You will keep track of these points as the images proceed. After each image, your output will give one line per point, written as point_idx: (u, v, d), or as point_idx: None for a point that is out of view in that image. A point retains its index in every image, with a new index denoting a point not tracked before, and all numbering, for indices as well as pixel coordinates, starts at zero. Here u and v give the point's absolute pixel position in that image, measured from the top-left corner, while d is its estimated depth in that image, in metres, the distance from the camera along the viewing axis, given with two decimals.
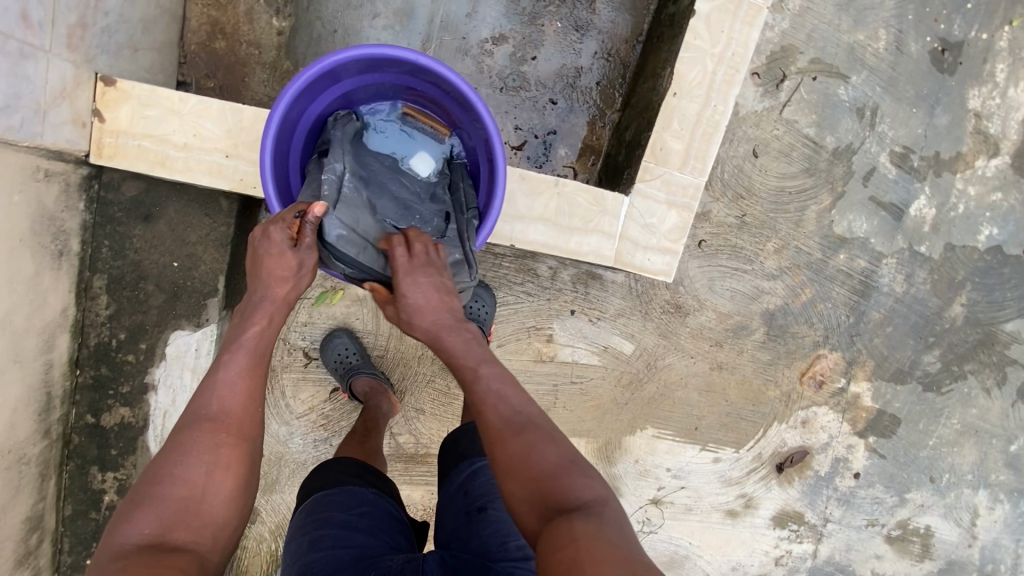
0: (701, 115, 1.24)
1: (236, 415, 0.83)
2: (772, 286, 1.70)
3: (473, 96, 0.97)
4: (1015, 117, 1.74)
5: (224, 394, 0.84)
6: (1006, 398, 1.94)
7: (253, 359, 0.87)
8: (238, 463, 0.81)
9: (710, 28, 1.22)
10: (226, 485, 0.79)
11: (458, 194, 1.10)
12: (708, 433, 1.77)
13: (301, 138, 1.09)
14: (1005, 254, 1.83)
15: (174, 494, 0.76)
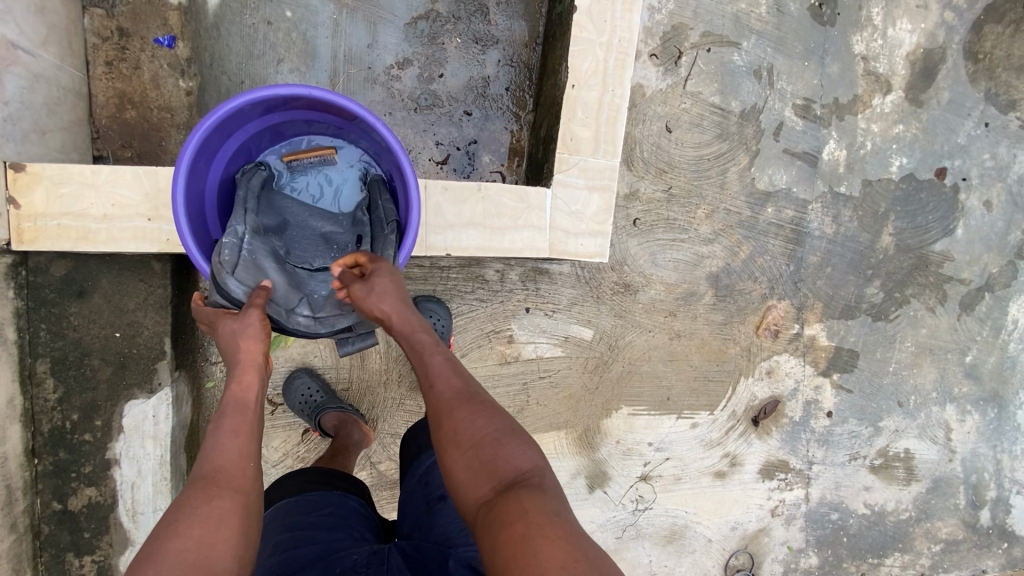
0: (602, 101, 1.31)
1: (231, 471, 0.81)
2: (711, 249, 1.78)
3: (362, 109, 1.00)
4: (899, 54, 1.87)
5: (222, 449, 0.83)
6: (951, 313, 2.05)
7: (243, 419, 0.87)
8: (238, 515, 0.77)
9: (594, 19, 1.28)
10: (228, 536, 0.74)
11: (377, 211, 1.11)
12: (681, 401, 1.81)
13: (216, 203, 1.12)
14: (918, 180, 1.95)
15: (178, 547, 0.70)
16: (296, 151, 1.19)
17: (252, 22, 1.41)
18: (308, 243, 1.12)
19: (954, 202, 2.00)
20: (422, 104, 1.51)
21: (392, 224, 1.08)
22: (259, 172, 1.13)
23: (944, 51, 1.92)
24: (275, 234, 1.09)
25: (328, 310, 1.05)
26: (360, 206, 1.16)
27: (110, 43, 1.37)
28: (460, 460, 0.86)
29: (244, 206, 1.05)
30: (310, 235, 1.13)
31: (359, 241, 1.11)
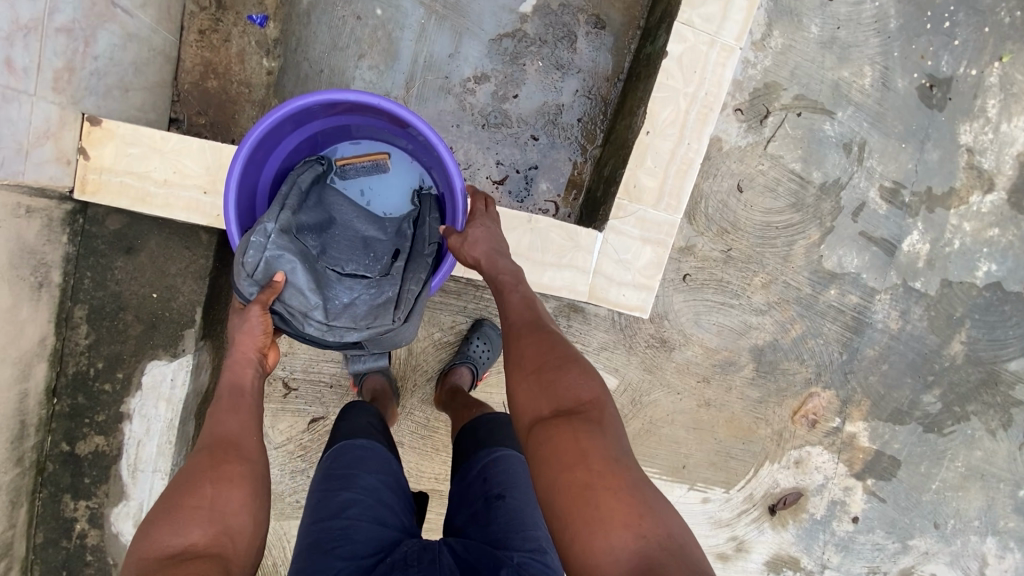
0: (674, 153, 1.25)
1: (237, 433, 0.84)
2: (760, 321, 1.67)
3: (431, 133, 0.99)
4: (1009, 152, 1.71)
5: (222, 423, 0.85)
6: (1013, 440, 1.86)
7: (243, 394, 0.89)
8: (246, 474, 0.80)
9: (683, 69, 1.22)
10: (239, 493, 0.77)
11: (422, 230, 1.11)
12: (696, 471, 1.72)
13: (265, 186, 1.12)
14: (1004, 291, 1.78)
15: (190, 504, 0.74)
16: (351, 153, 1.18)
17: (343, 14, 1.42)
18: (344, 247, 1.11)
19: None
20: (491, 121, 1.48)
21: (434, 248, 1.09)
22: (313, 166, 1.12)
23: None
24: (315, 233, 1.08)
25: (345, 322, 1.02)
26: (405, 219, 1.16)
27: (207, 13, 1.41)
28: (524, 382, 0.88)
29: (290, 200, 1.04)
30: (349, 237, 1.13)
31: (396, 255, 1.11)
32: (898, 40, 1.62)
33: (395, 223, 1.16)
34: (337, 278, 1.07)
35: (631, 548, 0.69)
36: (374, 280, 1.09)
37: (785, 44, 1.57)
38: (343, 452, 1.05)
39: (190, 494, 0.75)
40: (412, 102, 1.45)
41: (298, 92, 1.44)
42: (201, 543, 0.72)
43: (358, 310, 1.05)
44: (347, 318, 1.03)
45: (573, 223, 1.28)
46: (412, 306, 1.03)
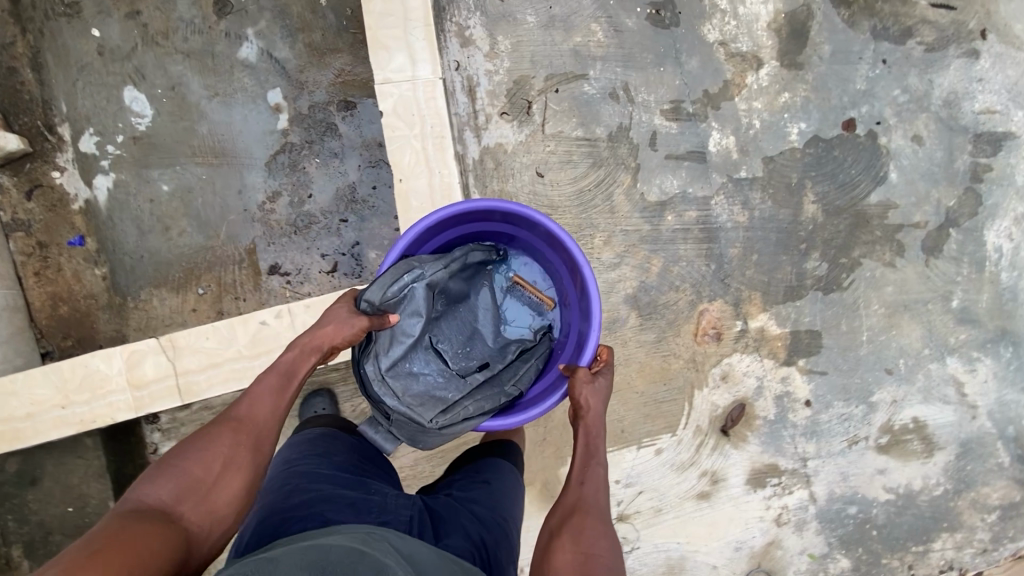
0: (432, 185, 1.39)
1: (261, 423, 1.05)
2: (620, 273, 1.76)
3: (591, 291, 1.40)
4: (759, 27, 1.83)
5: (256, 406, 1.06)
6: (916, 261, 1.89)
7: (286, 382, 1.13)
8: (247, 465, 0.99)
9: (403, 116, 1.38)
10: (232, 485, 0.96)
11: (518, 372, 1.51)
12: (636, 430, 1.76)
13: (454, 236, 1.58)
14: (826, 140, 1.86)
15: (189, 471, 0.94)
16: (530, 281, 1.63)
17: (138, 203, 1.59)
18: (454, 328, 1.53)
19: (876, 148, 1.88)
20: (300, 226, 1.64)
21: (509, 394, 1.47)
22: (488, 253, 1.58)
23: (809, 8, 1.86)
24: (446, 301, 1.51)
25: (404, 389, 1.42)
26: (516, 343, 1.57)
27: (34, 256, 1.59)
28: (563, 552, 1.03)
29: (454, 265, 1.47)
30: (465, 324, 1.55)
31: (484, 368, 1.51)
32: None
33: (505, 345, 1.57)
34: (424, 347, 1.47)
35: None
36: (450, 372, 1.49)
37: (513, 43, 1.73)
38: (328, 437, 1.30)
39: (205, 458, 0.96)
40: (226, 244, 1.61)
41: (131, 281, 1.60)
42: (167, 500, 0.90)
43: (416, 386, 1.44)
44: (400, 386, 1.42)
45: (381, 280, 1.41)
46: (451, 421, 1.41)
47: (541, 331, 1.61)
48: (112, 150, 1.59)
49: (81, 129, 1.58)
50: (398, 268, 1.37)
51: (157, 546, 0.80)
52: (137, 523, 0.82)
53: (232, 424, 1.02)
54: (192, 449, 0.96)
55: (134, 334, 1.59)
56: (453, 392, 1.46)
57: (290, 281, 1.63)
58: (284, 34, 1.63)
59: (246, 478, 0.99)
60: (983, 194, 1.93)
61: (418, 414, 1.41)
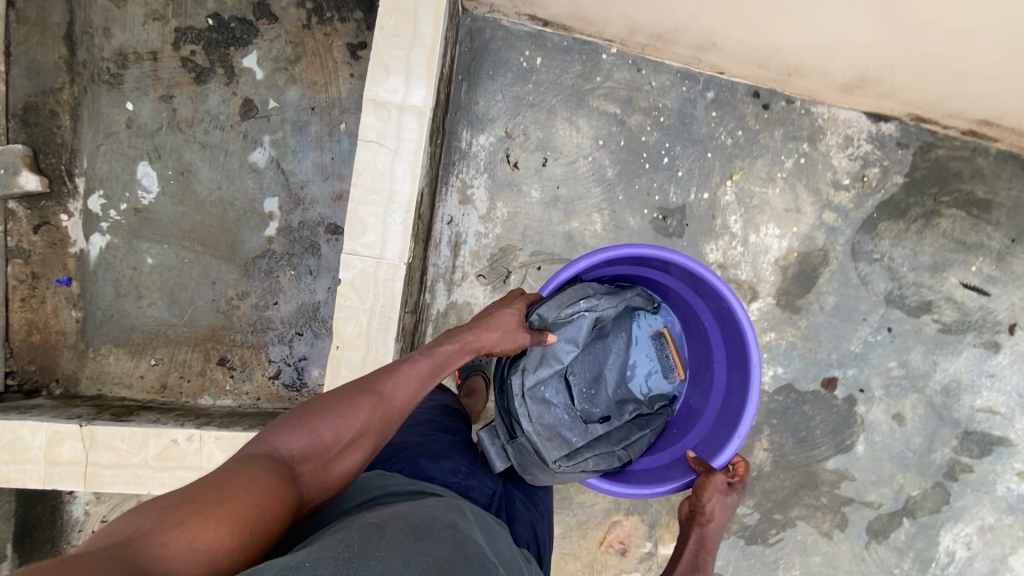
0: (365, 360, 1.42)
1: (395, 408, 1.04)
2: None
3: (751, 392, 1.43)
4: (765, 260, 1.76)
5: (397, 388, 1.06)
6: (855, 539, 1.80)
7: (433, 373, 1.16)
8: (371, 442, 0.98)
9: (358, 289, 1.41)
10: (353, 459, 0.94)
11: (635, 434, 1.60)
12: None
13: (629, 271, 1.70)
14: (798, 391, 1.78)
15: (326, 434, 0.90)
16: (674, 339, 1.73)
17: (122, 267, 1.72)
18: (585, 367, 1.64)
19: (850, 414, 1.78)
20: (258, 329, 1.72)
21: (620, 458, 1.54)
22: (645, 304, 1.68)
23: (826, 253, 1.77)
24: (592, 337, 1.64)
25: (538, 411, 1.48)
26: (633, 404, 1.66)
27: (25, 283, 1.70)
28: None
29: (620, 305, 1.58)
30: (596, 367, 1.66)
31: (603, 420, 1.59)
32: (619, 184, 1.74)
33: (625, 403, 1.66)
34: (561, 377, 1.57)
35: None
36: (574, 409, 1.57)
37: (510, 212, 1.74)
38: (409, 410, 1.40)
39: (342, 425, 0.93)
40: (188, 325, 1.71)
41: (97, 333, 1.72)
42: (297, 454, 0.87)
43: (546, 417, 1.49)
44: (534, 410, 1.47)
45: None
46: (572, 468, 1.43)
47: (655, 401, 1.70)
48: (114, 215, 1.71)
49: (92, 188, 1.70)
50: (575, 295, 1.49)
51: (273, 500, 0.76)
52: (269, 475, 0.79)
53: (375, 399, 1.01)
54: (333, 411, 0.94)
55: (85, 383, 1.71)
56: (575, 436, 1.52)
57: (229, 376, 1.71)
58: (297, 148, 1.70)
59: (364, 454, 0.97)
60: (952, 494, 1.80)
61: (545, 449, 1.42)
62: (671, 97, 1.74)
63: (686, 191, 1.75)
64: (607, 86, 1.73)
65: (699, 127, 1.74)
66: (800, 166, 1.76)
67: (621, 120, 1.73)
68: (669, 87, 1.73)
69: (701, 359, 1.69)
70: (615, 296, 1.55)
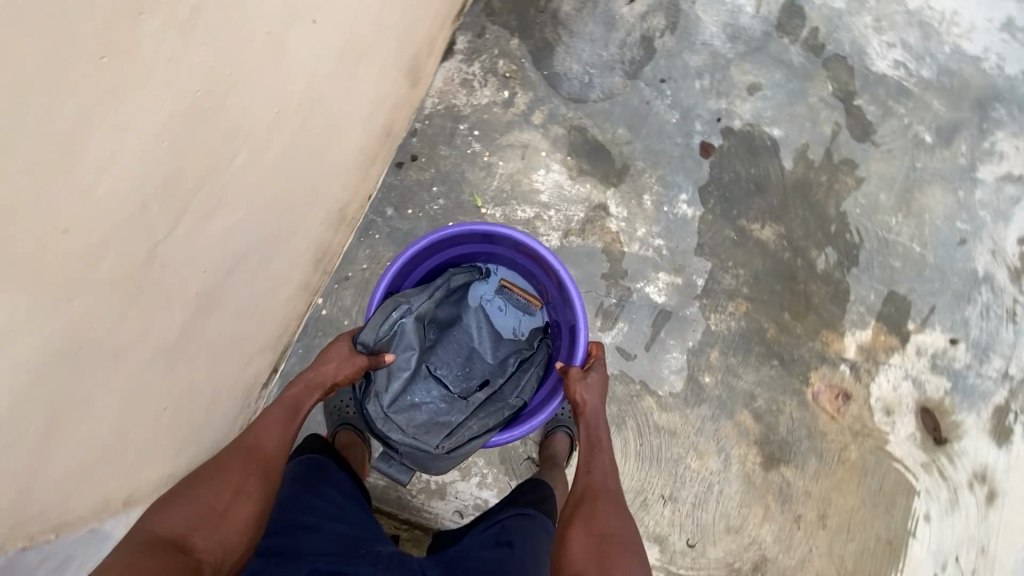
0: None
1: (268, 457, 1.13)
2: (740, 461, 1.61)
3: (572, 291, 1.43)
4: (568, 186, 1.69)
5: (265, 438, 1.15)
6: (866, 154, 1.75)
7: (291, 417, 1.22)
8: (258, 493, 1.06)
9: None
10: (246, 508, 1.03)
11: (523, 377, 1.52)
12: (899, 528, 1.60)
13: (435, 264, 1.59)
14: (709, 181, 1.71)
15: (198, 505, 0.99)
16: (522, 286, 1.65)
17: None
18: (450, 351, 1.55)
19: (740, 135, 1.73)
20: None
21: (518, 404, 1.47)
22: (471, 273, 1.59)
23: (573, 126, 1.72)
24: (437, 327, 1.54)
25: (410, 423, 1.45)
26: (514, 352, 1.56)
27: None
28: (575, 539, 1.10)
29: (439, 294, 1.51)
30: (462, 343, 1.57)
31: (485, 385, 1.51)
32: None
33: (505, 354, 1.56)
34: (428, 376, 1.50)
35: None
36: (454, 395, 1.49)
37: None
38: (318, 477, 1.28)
39: (218, 486, 1.03)
40: None
41: None
42: (183, 530, 0.95)
43: (421, 412, 1.47)
44: (405, 418, 1.45)
45: None
46: (457, 445, 1.42)
47: (537, 336, 1.60)
48: None
49: None
50: (385, 307, 1.42)
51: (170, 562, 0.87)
52: (163, 556, 0.88)
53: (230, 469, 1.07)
54: (206, 483, 1.03)
55: None
56: (456, 414, 1.47)
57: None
58: None
59: (257, 510, 1.04)
60: (837, 51, 1.77)
61: (425, 440, 1.43)
62: (381, 249, 1.64)
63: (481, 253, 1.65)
64: (353, 313, 1.62)
65: (419, 228, 1.65)
66: (479, 134, 1.70)
67: None
68: (369, 249, 1.64)
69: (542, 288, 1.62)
70: (426, 293, 1.49)
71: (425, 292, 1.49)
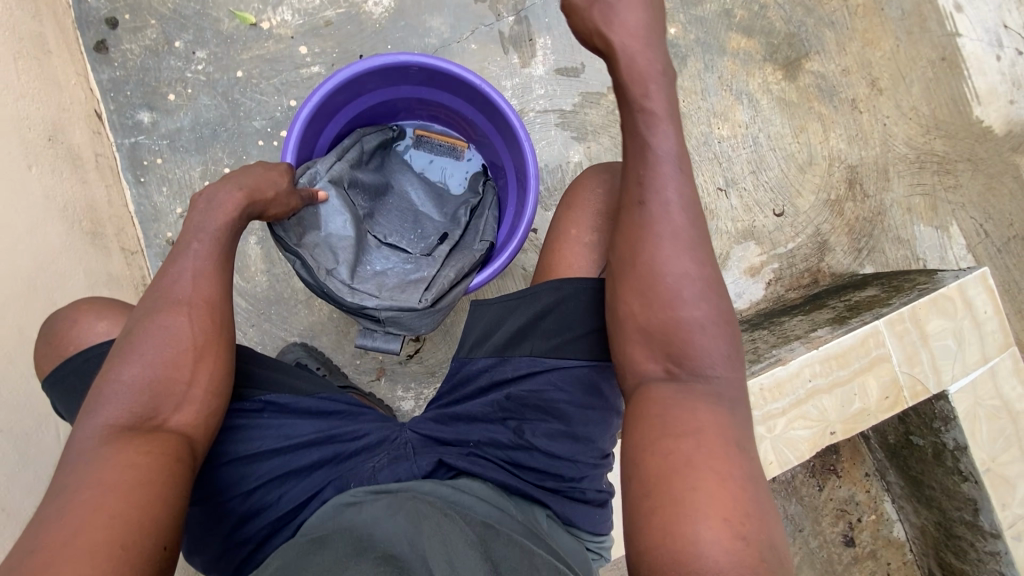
0: (832, 387, 0.92)
1: (212, 296, 0.64)
2: (764, 91, 1.24)
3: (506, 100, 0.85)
4: None
5: (189, 274, 0.64)
6: None
7: (214, 244, 0.67)
8: (217, 350, 0.63)
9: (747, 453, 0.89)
10: (207, 372, 0.62)
11: (478, 224, 0.96)
12: (950, 35, 1.30)
13: (337, 130, 0.96)
14: None
15: (137, 381, 0.58)
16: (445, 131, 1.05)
17: None
18: (394, 218, 0.97)
19: None
20: (802, 531, 1.20)
21: (486, 244, 0.91)
22: (383, 131, 0.99)
23: None
24: (367, 194, 0.94)
25: (374, 290, 0.87)
26: (461, 206, 0.98)
27: None
28: (632, 305, 0.60)
29: (351, 154, 0.92)
30: (403, 208, 0.99)
31: (444, 239, 0.94)
32: None
33: (452, 210, 0.99)
34: (378, 245, 0.93)
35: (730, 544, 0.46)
36: (413, 255, 0.93)
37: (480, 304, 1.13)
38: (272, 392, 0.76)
39: (153, 353, 0.60)
40: None
41: None
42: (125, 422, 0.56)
43: (391, 280, 0.89)
44: (373, 285, 0.87)
45: (951, 421, 0.99)
46: (445, 296, 0.85)
47: (479, 179, 1.02)
48: None
49: None
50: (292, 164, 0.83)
51: (167, 477, 0.54)
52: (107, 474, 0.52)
53: (178, 305, 0.62)
54: (135, 355, 0.59)
55: None
56: (423, 269, 0.90)
57: (881, 528, 1.22)
58: None
59: (225, 367, 0.64)
60: None
61: (396, 301, 0.84)
62: (183, 172, 1.03)
63: (312, 79, 1.07)
64: None
65: (206, 108, 1.04)
66: None
67: (262, 230, 1.05)
68: (164, 184, 1.02)
69: (471, 133, 1.02)
70: (336, 158, 0.90)
71: (337, 156, 0.90)
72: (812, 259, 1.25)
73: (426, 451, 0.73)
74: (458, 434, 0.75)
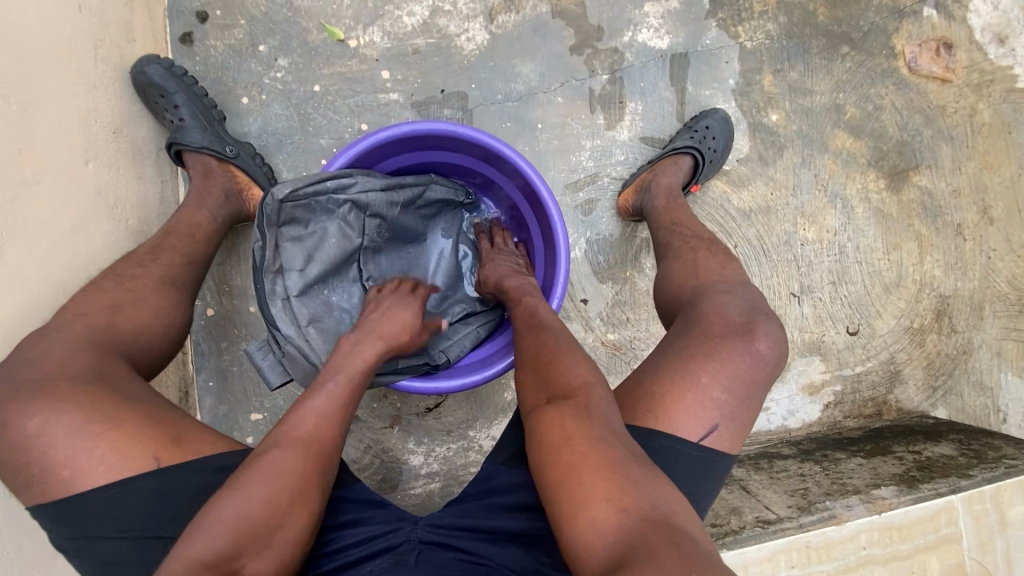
0: (890, 558, 0.83)
1: (322, 432, 0.59)
2: (860, 199, 1.14)
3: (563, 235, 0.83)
4: None
5: (306, 414, 0.60)
6: None
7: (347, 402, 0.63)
8: (316, 471, 0.56)
9: None
10: (303, 505, 0.54)
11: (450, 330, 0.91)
12: None
13: (405, 164, 0.92)
14: None
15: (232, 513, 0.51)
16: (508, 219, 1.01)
17: None
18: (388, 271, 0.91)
19: None
20: None
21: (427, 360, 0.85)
22: (455, 192, 0.95)
23: None
24: (390, 233, 0.90)
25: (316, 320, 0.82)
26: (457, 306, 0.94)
27: None
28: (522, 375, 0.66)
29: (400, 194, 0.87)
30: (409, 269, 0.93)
31: None
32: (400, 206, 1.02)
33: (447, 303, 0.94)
34: (357, 282, 0.89)
35: (619, 524, 0.48)
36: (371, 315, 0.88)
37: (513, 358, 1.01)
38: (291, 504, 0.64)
39: (257, 479, 0.53)
40: None
41: None
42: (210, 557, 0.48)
43: (327, 320, 0.84)
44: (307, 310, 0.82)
45: None
46: None
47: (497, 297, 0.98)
48: None
49: None
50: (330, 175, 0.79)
51: None
52: None
53: (292, 437, 0.57)
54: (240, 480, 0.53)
55: None
56: None
57: None
58: None
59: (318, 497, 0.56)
60: None
61: (304, 346, 0.80)
62: None
63: (388, 106, 1.03)
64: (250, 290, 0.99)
65: (276, 118, 1.00)
66: None
67: None
68: None
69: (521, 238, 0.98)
70: (375, 191, 0.84)
71: (384, 196, 0.85)
72: (880, 389, 1.14)
73: (434, 561, 0.56)
74: (480, 544, 0.60)
